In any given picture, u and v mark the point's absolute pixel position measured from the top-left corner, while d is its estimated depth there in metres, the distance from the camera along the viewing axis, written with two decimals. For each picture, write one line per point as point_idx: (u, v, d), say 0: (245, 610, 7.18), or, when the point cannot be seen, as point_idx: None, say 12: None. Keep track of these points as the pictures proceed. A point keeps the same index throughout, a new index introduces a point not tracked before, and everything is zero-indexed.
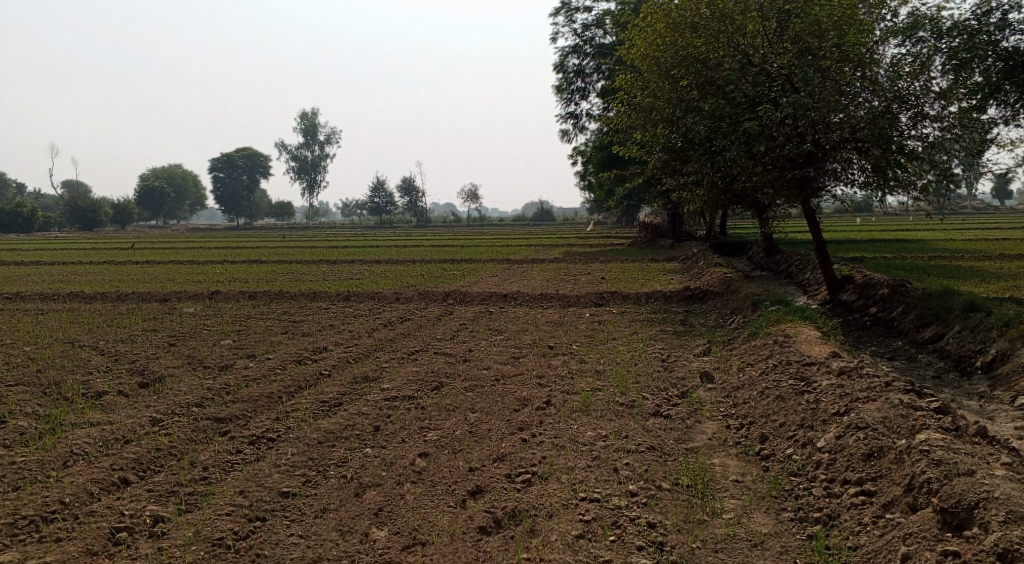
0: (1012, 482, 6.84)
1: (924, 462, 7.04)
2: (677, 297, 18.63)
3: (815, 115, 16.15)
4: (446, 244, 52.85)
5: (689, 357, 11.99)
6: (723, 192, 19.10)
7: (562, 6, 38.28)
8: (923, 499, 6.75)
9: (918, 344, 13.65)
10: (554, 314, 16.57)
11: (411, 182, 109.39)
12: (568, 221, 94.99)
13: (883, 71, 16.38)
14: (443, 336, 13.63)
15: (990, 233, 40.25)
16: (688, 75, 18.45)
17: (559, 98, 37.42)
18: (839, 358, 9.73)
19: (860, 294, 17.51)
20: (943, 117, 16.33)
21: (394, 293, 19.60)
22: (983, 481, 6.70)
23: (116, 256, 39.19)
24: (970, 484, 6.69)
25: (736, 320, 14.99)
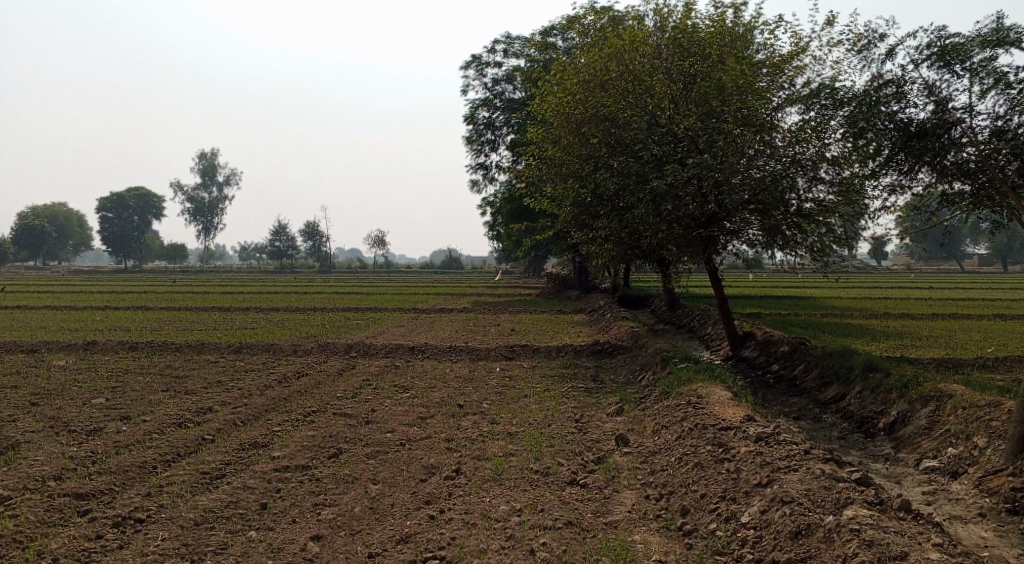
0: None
1: (855, 542, 6.79)
2: (586, 352, 18.39)
3: (718, 177, 16.47)
4: (349, 293, 51.54)
5: (601, 418, 11.61)
6: (631, 247, 19.14)
7: (472, 59, 38.54)
8: None
9: (821, 403, 13.73)
10: (462, 369, 15.97)
11: (314, 227, 107.20)
12: (473, 272, 94.95)
13: (781, 135, 16.91)
14: (343, 394, 12.80)
15: (873, 292, 42.39)
16: (597, 131, 18.48)
17: (469, 149, 37.37)
18: (755, 423, 9.53)
19: (762, 352, 17.72)
20: (836, 183, 16.99)
21: (291, 346, 18.56)
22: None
23: None
24: None
25: (646, 378, 14.79)
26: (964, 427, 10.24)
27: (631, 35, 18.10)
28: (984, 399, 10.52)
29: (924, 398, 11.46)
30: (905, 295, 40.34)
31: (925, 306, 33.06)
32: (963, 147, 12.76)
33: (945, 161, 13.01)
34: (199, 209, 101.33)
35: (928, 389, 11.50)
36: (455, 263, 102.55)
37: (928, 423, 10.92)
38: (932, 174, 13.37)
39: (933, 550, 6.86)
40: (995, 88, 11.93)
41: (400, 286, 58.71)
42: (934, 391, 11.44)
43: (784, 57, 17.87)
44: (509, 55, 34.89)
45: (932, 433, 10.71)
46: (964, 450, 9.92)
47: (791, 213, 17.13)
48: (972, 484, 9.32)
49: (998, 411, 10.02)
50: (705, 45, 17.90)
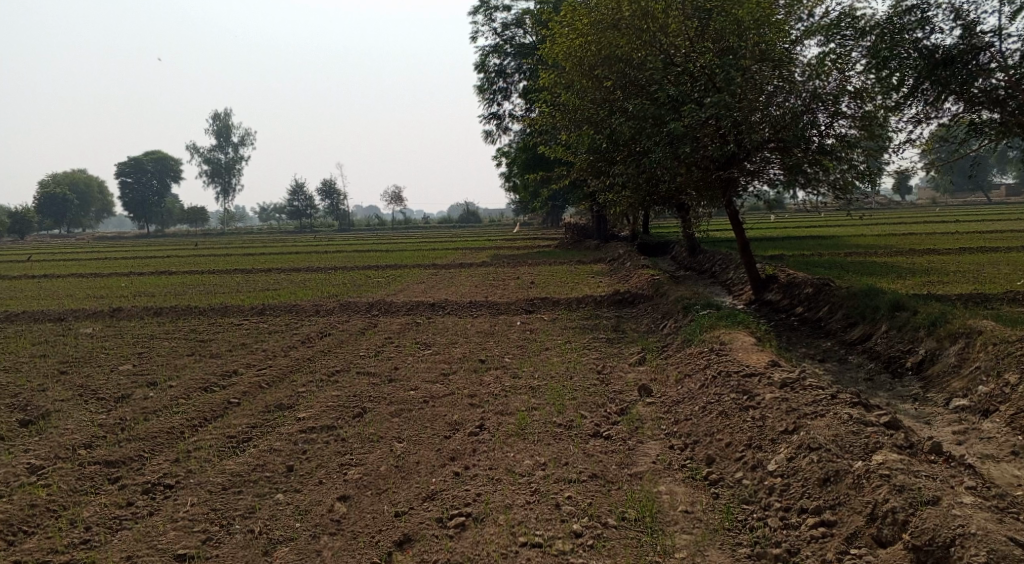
0: (981, 510, 6.62)
1: (886, 489, 6.81)
2: (607, 302, 18.30)
3: (738, 118, 16.00)
4: (369, 249, 51.56)
5: (624, 368, 11.55)
6: (650, 194, 18.86)
7: (481, 5, 37.69)
8: (890, 533, 6.50)
9: (847, 345, 13.58)
10: (483, 323, 15.94)
11: (332, 185, 107.14)
12: (492, 224, 94.65)
13: (801, 69, 16.41)
14: (365, 352, 12.84)
15: (898, 228, 41.71)
16: (612, 75, 18.08)
17: (482, 98, 36.87)
18: (781, 368, 9.42)
19: (785, 294, 17.52)
20: (858, 117, 16.50)
21: (312, 305, 18.61)
22: (952, 511, 6.48)
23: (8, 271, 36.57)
24: (941, 516, 6.46)
25: (668, 326, 14.69)
26: (995, 364, 10.08)
27: None
28: (1015, 334, 10.32)
29: (953, 335, 11.27)
30: (931, 230, 39.65)
31: (951, 241, 32.51)
32: (992, 73, 12.33)
33: (973, 89, 12.58)
34: (217, 171, 101.44)
35: (957, 326, 11.30)
36: (473, 215, 102.24)
37: (957, 362, 10.76)
38: (959, 104, 12.93)
39: (964, 493, 6.79)
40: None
41: (420, 241, 58.63)
42: (963, 328, 11.24)
43: None
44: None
45: (961, 371, 10.55)
46: (994, 388, 9.77)
47: (813, 150, 16.72)
48: (1004, 422, 9.20)
49: None
50: None
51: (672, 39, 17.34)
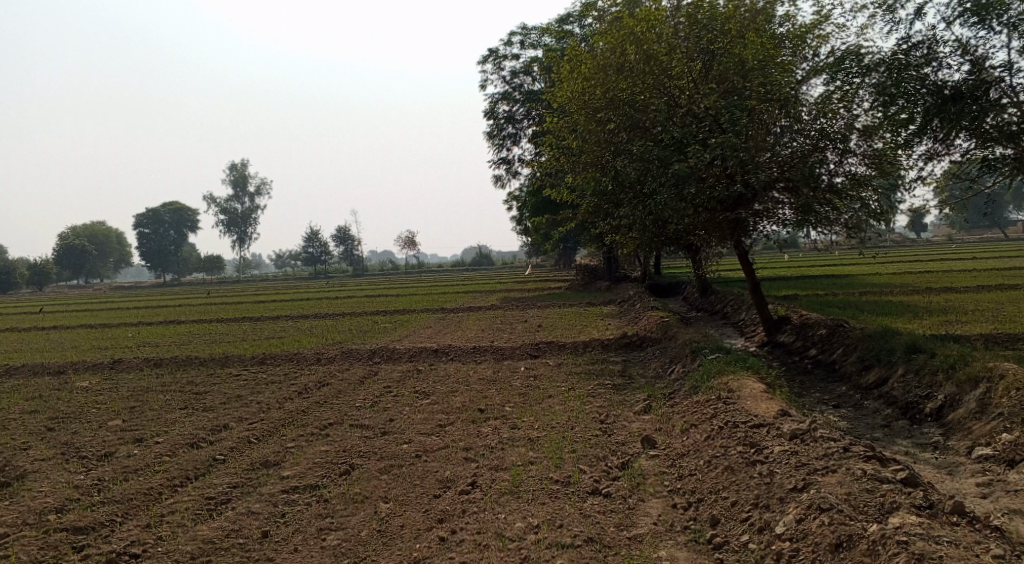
0: None
1: (906, 557, 6.32)
2: (614, 346, 17.85)
3: (744, 157, 15.79)
4: (380, 295, 51.40)
5: (629, 417, 11.08)
6: (656, 235, 18.54)
7: (490, 54, 38.02)
8: None
9: (862, 389, 13.03)
10: (486, 370, 15.53)
11: (346, 231, 107.80)
12: (505, 267, 94.61)
13: (808, 109, 16.19)
14: (362, 403, 12.43)
15: (914, 266, 41.07)
16: (616, 117, 17.91)
17: (491, 144, 36.93)
18: (791, 418, 8.94)
19: (798, 336, 17.02)
20: (868, 155, 16.17)
21: (314, 354, 18.28)
22: None
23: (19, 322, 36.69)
24: None
25: (676, 371, 14.20)
26: (1020, 410, 9.54)
27: (648, 16, 17.37)
28: None
29: (972, 380, 10.74)
30: (947, 267, 39.01)
31: (968, 278, 31.86)
32: (1004, 109, 11.90)
33: (984, 125, 12.16)
34: (232, 220, 102.37)
35: (976, 370, 10.78)
36: (486, 258, 102.21)
37: (978, 408, 10.21)
38: (971, 140, 12.50)
39: (992, 561, 6.27)
40: None
41: (432, 286, 58.49)
42: (983, 371, 10.72)
43: (807, 27, 17.11)
44: (526, 47, 34.27)
45: (984, 417, 10.00)
46: (1019, 436, 9.22)
47: (823, 189, 16.35)
48: None
49: None
50: (722, 21, 17.15)
51: (677, 81, 17.44)
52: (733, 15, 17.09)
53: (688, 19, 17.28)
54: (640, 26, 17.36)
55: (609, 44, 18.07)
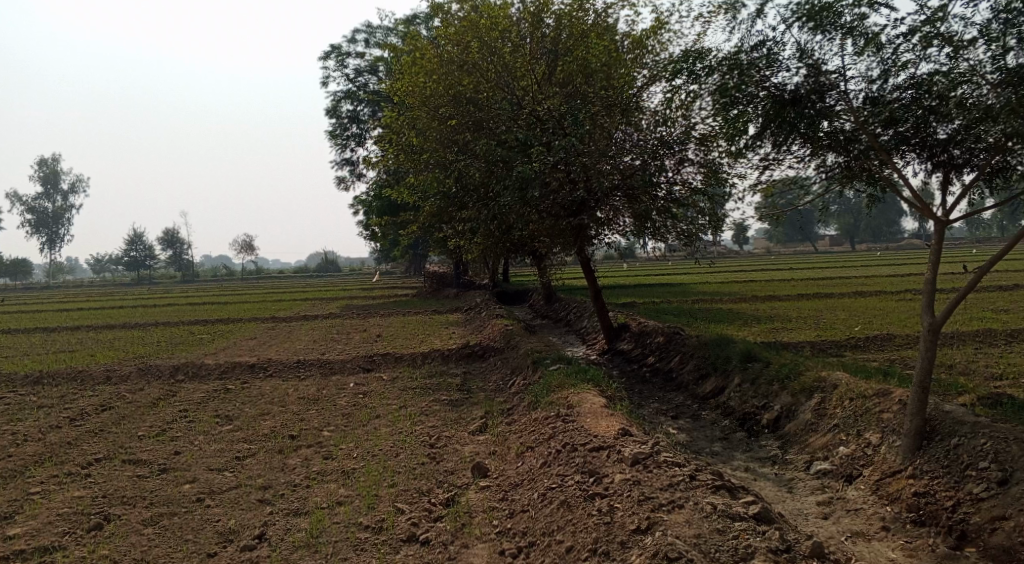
0: None
1: None
2: (454, 357, 16.67)
3: (586, 161, 15.13)
4: (206, 302, 47.50)
5: (460, 438, 9.93)
6: (497, 238, 17.61)
7: (332, 50, 36.06)
8: None
9: (700, 399, 12.61)
10: (307, 387, 13.91)
11: (176, 235, 100.48)
12: (349, 275, 91.56)
13: (649, 117, 16.01)
14: (146, 431, 10.51)
15: (741, 275, 43.01)
16: (455, 113, 16.79)
17: (332, 143, 34.96)
18: (633, 438, 8.11)
19: (637, 344, 16.65)
20: (702, 163, 16.14)
21: (105, 371, 15.83)
22: None
23: None
24: None
25: (514, 384, 13.23)
26: (854, 422, 9.26)
27: (491, 13, 16.34)
28: (871, 388, 9.59)
29: (807, 390, 10.47)
30: (770, 277, 41.10)
31: (792, 287, 33.53)
32: (839, 114, 11.61)
33: (818, 131, 11.85)
34: (42, 221, 92.54)
35: (810, 380, 10.54)
36: (329, 265, 98.65)
37: (814, 418, 9.90)
38: (805, 147, 12.23)
39: None
40: (869, 50, 11.12)
41: (268, 292, 55.12)
42: (816, 381, 10.48)
43: (646, 31, 16.88)
44: (370, 45, 32.59)
45: (819, 428, 9.68)
46: (856, 449, 8.93)
47: (661, 198, 16.19)
48: (870, 490, 8.34)
49: (888, 402, 9.12)
50: (567, 21, 16.60)
51: (521, 82, 16.42)
52: (575, 16, 16.58)
53: (534, 18, 16.45)
54: (484, 24, 16.34)
55: (451, 37, 16.85)
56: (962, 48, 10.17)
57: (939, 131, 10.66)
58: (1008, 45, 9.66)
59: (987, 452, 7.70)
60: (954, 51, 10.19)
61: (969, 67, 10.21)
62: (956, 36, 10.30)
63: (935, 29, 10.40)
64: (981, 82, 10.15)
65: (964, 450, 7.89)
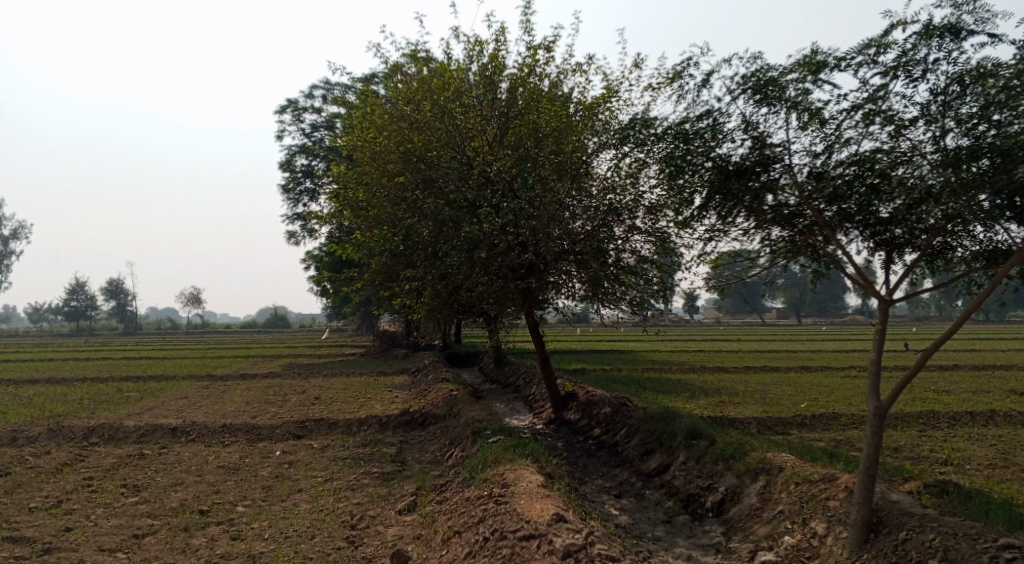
0: None
1: None
2: (393, 424, 15.89)
3: (536, 225, 15.13)
4: (146, 356, 45.73)
5: (386, 518, 9.25)
6: (443, 300, 17.11)
7: (288, 105, 35.77)
8: None
9: (644, 477, 12.11)
10: (230, 454, 13.05)
11: (121, 286, 97.73)
12: (299, 332, 89.79)
13: (598, 184, 16.06)
14: (41, 503, 9.60)
15: (690, 345, 43.04)
16: (404, 170, 16.40)
17: (285, 198, 34.37)
18: (567, 527, 7.58)
19: (584, 414, 16.13)
20: (649, 232, 16.03)
21: (13, 432, 14.72)
22: None
23: None
24: None
25: (452, 456, 12.58)
26: (800, 509, 8.86)
27: (444, 73, 16.04)
28: (817, 472, 9.24)
29: (751, 471, 10.07)
30: (720, 347, 41.22)
31: (741, 359, 33.58)
32: (783, 188, 11.49)
33: (763, 204, 11.68)
34: None
35: (756, 461, 10.14)
36: (280, 321, 96.68)
37: (758, 503, 9.47)
38: (750, 220, 12.05)
39: None
40: (813, 124, 11.12)
41: (213, 347, 53.44)
42: (762, 463, 10.09)
43: (597, 99, 16.97)
44: (327, 102, 32.37)
45: (763, 515, 9.25)
46: (801, 539, 8.50)
47: (611, 265, 16.01)
48: None
49: (834, 489, 8.77)
50: (519, 85, 16.59)
51: (470, 143, 16.00)
52: (525, 81, 16.59)
53: (485, 82, 16.43)
54: (435, 82, 16.05)
55: (403, 95, 16.48)
56: (903, 127, 10.19)
57: (881, 209, 10.59)
58: (948, 126, 9.68)
59: (936, 548, 7.35)
60: (895, 130, 10.21)
61: (909, 146, 10.22)
62: (897, 115, 10.34)
63: (877, 107, 10.44)
64: (922, 161, 10.14)
65: (912, 546, 7.53)
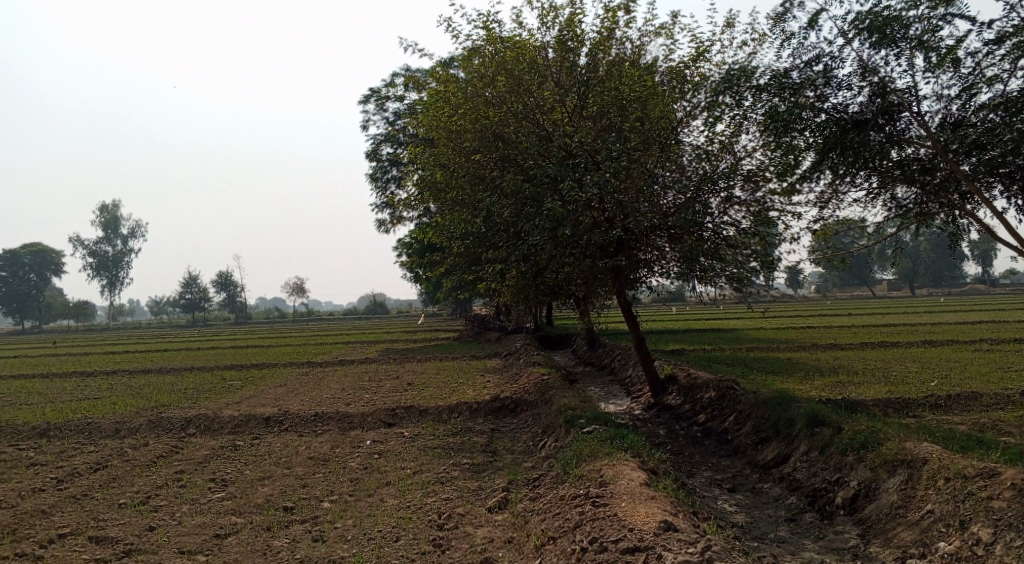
0: None
1: None
2: (484, 411, 15.25)
3: (623, 198, 14.13)
4: (251, 345, 47.00)
5: (475, 518, 8.63)
6: (532, 282, 16.28)
7: (373, 94, 35.65)
8: None
9: (760, 468, 10.99)
10: (319, 445, 12.70)
11: (229, 279, 101.74)
12: (398, 318, 91.09)
13: (689, 152, 14.88)
14: (130, 498, 9.45)
15: (796, 320, 40.75)
16: (483, 148, 15.50)
17: (373, 187, 34.28)
18: (676, 537, 7.10)
19: (687, 399, 15.04)
20: (748, 201, 14.77)
21: (114, 424, 14.88)
22: None
23: None
24: None
25: (546, 446, 11.80)
26: (956, 510, 7.66)
27: (519, 44, 15.12)
28: (974, 466, 7.98)
29: (889, 464, 8.86)
30: (830, 322, 38.86)
31: (855, 334, 31.45)
32: (912, 140, 11.06)
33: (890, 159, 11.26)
34: (103, 265, 94.61)
35: (892, 452, 8.93)
36: (378, 308, 98.48)
37: (900, 501, 8.31)
38: (872, 177, 11.70)
39: None
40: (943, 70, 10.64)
41: (314, 334, 54.56)
42: (900, 454, 8.86)
43: (685, 59, 15.69)
44: (409, 89, 31.99)
45: (909, 515, 8.08)
46: (959, 545, 7.34)
47: (707, 240, 14.81)
48: None
49: (998, 486, 7.56)
50: (599, 52, 15.48)
51: (550, 116, 15.18)
52: (606, 45, 15.37)
53: (561, 48, 15.28)
54: (510, 56, 15.11)
55: (479, 69, 15.58)
56: None
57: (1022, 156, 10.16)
58: None
59: None
60: None
61: None
62: None
63: None
64: None
65: None
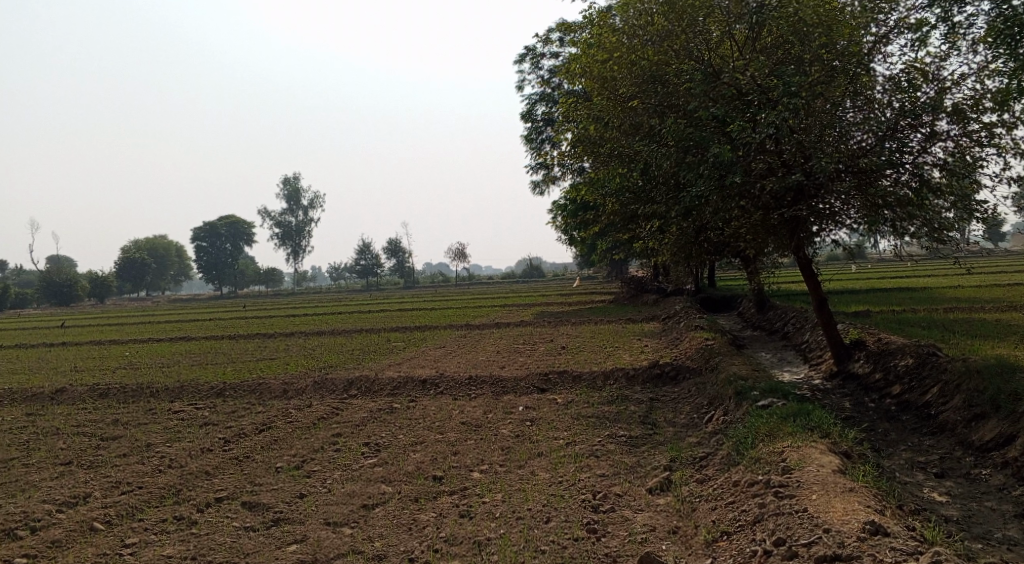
0: None
1: None
2: (643, 377, 14.33)
3: (804, 140, 12.55)
4: (416, 308, 48.25)
5: (634, 501, 7.83)
6: (695, 239, 15.01)
7: (528, 52, 34.88)
8: None
9: (974, 450, 9.37)
10: (472, 410, 12.30)
11: (398, 244, 105.66)
12: (557, 281, 90.94)
13: (884, 84, 12.91)
14: (285, 461, 9.44)
15: (1000, 278, 36.14)
16: (641, 94, 14.16)
17: (529, 149, 33.72)
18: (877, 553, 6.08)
19: (876, 366, 13.33)
20: (956, 137, 12.66)
21: (281, 384, 15.27)
22: None
23: (42, 336, 34.73)
24: None
25: (713, 419, 10.72)
26: None
27: None
28: None
29: None
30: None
31: None
32: None
33: None
34: (287, 233, 101.10)
35: None
36: (538, 271, 98.85)
37: None
38: None
39: None
40: None
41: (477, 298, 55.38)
42: None
43: None
44: (564, 45, 30.87)
45: None
46: None
47: (903, 185, 12.85)
48: None
49: None
50: None
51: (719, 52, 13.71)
52: None
53: None
54: None
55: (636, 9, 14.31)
56: None
57: None
58: None
59: None
60: None
61: None
62: None
63: None
64: None
65: None
